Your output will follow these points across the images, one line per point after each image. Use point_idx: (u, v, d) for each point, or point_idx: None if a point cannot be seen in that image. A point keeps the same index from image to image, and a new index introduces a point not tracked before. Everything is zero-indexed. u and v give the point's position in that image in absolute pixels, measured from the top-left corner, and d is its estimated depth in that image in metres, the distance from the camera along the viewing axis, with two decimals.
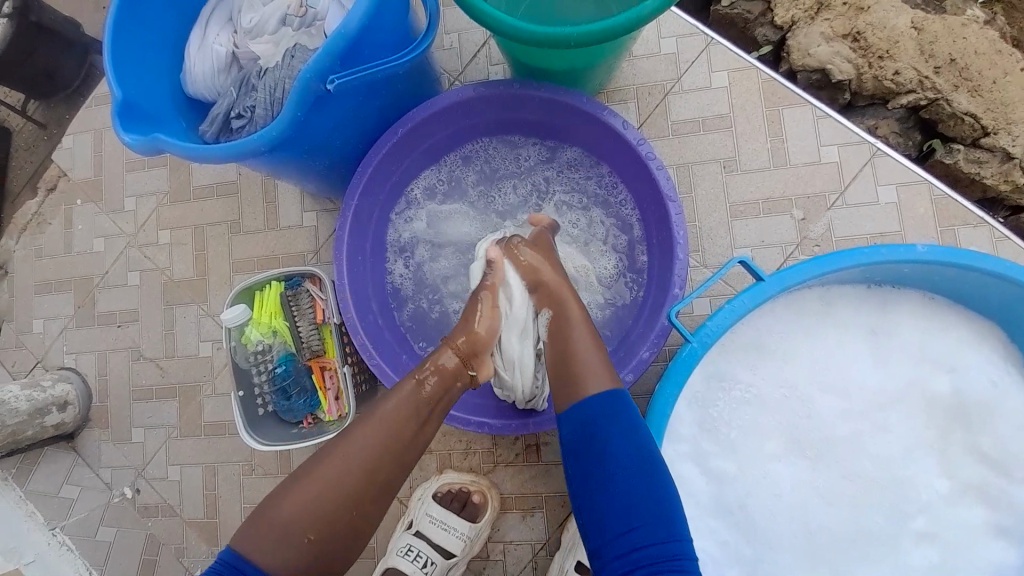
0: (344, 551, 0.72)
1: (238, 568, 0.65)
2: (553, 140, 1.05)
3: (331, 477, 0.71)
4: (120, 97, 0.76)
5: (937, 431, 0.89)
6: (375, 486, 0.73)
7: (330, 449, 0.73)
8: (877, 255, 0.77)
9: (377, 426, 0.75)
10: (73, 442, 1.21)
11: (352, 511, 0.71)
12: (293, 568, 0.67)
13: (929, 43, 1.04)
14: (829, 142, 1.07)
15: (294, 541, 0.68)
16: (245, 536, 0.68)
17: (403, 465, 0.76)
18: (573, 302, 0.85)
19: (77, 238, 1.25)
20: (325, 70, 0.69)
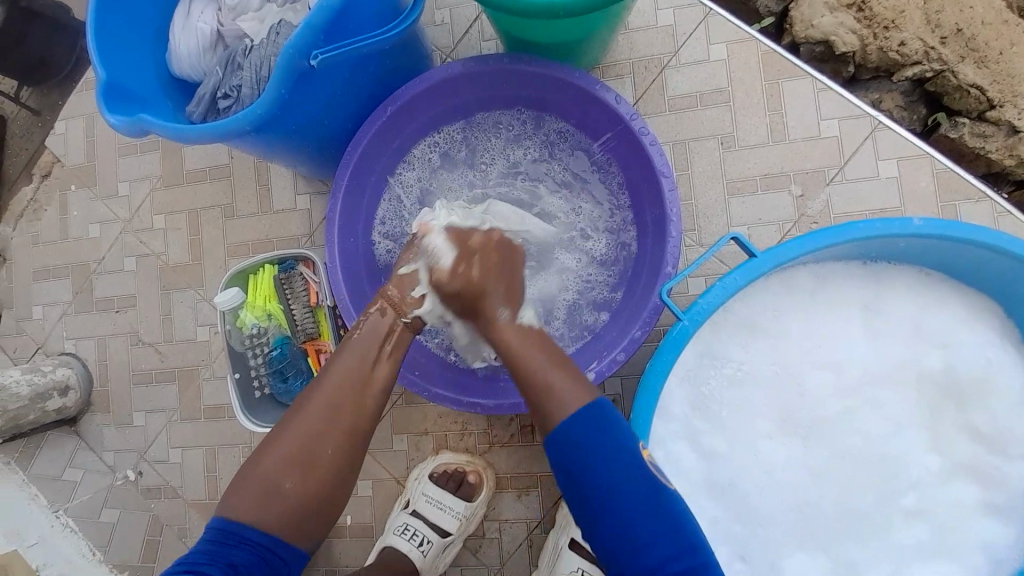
0: (331, 498, 0.71)
1: (238, 533, 0.66)
2: (547, 118, 1.03)
3: (301, 429, 0.71)
4: (104, 78, 0.75)
5: (927, 407, 0.89)
6: (346, 430, 0.72)
7: (297, 404, 0.73)
8: (876, 228, 0.76)
9: (337, 375, 0.75)
10: (76, 426, 1.23)
11: (326, 453, 0.70)
12: (280, 518, 0.67)
13: (936, 12, 1.01)
14: (831, 116, 1.05)
15: (275, 492, 0.68)
16: (229, 499, 0.69)
17: (375, 406, 0.75)
18: (513, 335, 0.78)
19: (72, 224, 1.25)
20: (308, 45, 0.68)
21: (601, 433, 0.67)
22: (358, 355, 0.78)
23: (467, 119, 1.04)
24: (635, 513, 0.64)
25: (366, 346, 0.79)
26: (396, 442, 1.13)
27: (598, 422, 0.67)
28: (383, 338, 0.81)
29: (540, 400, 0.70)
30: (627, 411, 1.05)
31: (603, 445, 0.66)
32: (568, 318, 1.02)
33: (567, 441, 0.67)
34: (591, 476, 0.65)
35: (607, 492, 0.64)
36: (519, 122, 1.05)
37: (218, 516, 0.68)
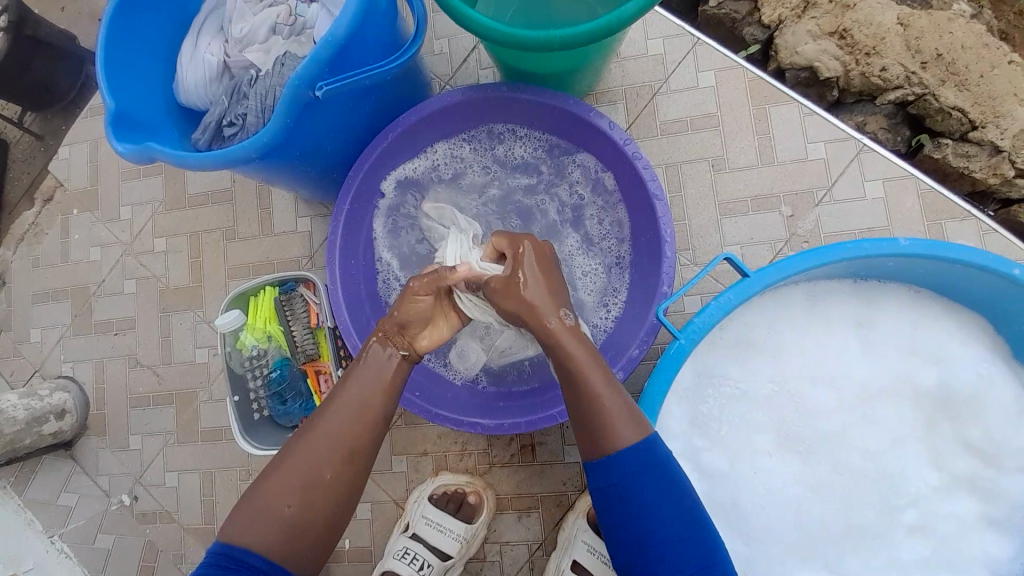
0: (332, 524, 0.72)
1: (241, 557, 0.66)
2: (553, 149, 1.05)
3: (305, 457, 0.71)
4: (113, 107, 0.77)
5: (925, 421, 0.90)
6: (346, 452, 0.72)
7: (301, 431, 0.73)
8: (863, 249, 0.78)
9: (341, 403, 0.75)
10: (71, 450, 1.22)
11: (327, 476, 0.71)
12: (284, 545, 0.68)
13: (916, 39, 1.05)
14: (817, 139, 1.09)
15: (278, 520, 0.68)
16: (232, 522, 0.69)
17: (378, 432, 0.76)
18: (574, 346, 0.74)
19: (73, 247, 1.26)
20: (314, 77, 0.71)
21: (638, 459, 0.68)
22: (359, 383, 0.77)
23: (475, 145, 1.07)
24: (669, 533, 0.66)
25: (371, 371, 0.78)
26: (396, 463, 1.13)
27: (638, 450, 0.68)
28: (386, 359, 0.79)
29: (595, 423, 0.70)
30: None
31: (638, 478, 0.67)
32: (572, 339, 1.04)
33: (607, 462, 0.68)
34: (627, 493, 0.67)
35: (643, 513, 0.66)
36: (519, 147, 1.06)
37: (219, 539, 0.68)
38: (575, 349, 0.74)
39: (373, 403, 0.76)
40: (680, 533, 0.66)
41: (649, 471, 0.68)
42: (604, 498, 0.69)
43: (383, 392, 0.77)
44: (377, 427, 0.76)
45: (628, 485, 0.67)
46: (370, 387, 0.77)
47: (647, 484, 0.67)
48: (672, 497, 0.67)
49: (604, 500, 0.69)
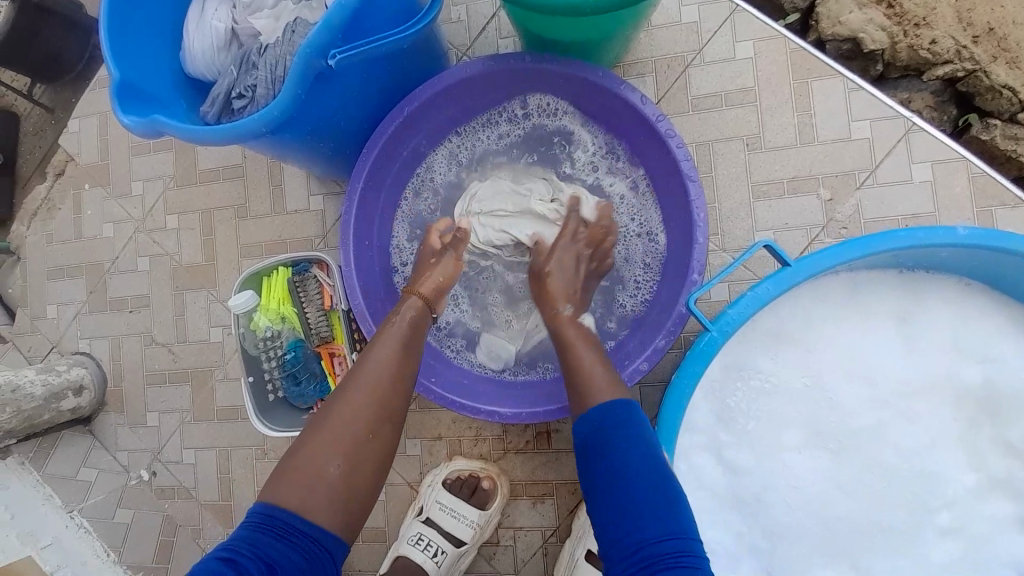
0: (370, 485, 0.70)
1: (283, 524, 0.63)
2: (580, 119, 0.99)
3: (345, 417, 0.70)
4: (119, 78, 0.73)
5: (966, 423, 0.85)
6: (384, 413, 0.72)
7: (338, 393, 0.72)
8: (916, 237, 0.72)
9: (374, 366, 0.75)
10: (90, 427, 1.25)
11: (368, 436, 0.70)
12: (327, 507, 0.65)
13: (968, 11, 0.99)
14: (861, 117, 1.01)
15: (322, 479, 0.66)
16: (273, 484, 0.66)
17: (406, 395, 0.76)
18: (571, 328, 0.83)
19: (86, 223, 1.24)
20: (325, 45, 0.66)
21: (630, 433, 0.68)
22: (388, 345, 0.78)
23: (497, 116, 1.01)
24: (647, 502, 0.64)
25: (397, 334, 0.80)
26: (409, 447, 1.12)
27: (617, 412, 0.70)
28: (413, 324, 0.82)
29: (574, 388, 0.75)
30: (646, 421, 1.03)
31: (623, 438, 0.68)
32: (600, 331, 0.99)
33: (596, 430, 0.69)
34: (606, 445, 0.68)
35: (620, 471, 0.65)
36: (542, 124, 1.01)
37: (258, 503, 0.65)
38: (570, 332, 0.83)
39: (406, 366, 0.77)
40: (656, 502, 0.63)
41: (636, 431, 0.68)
42: (586, 445, 0.70)
43: (410, 355, 0.79)
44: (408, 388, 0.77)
45: (610, 440, 0.68)
46: (400, 350, 0.78)
47: (631, 443, 0.67)
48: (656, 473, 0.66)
49: (586, 451, 0.70)
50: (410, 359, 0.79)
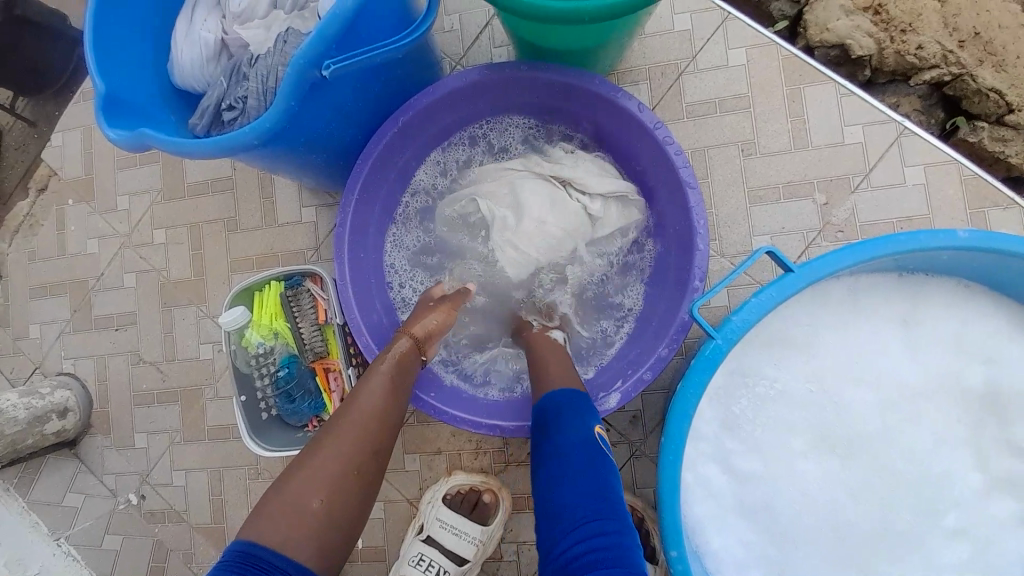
0: (354, 522, 0.68)
1: (249, 558, 0.60)
2: (562, 123, 1.00)
3: (332, 449, 0.69)
4: (103, 90, 0.71)
5: (969, 423, 0.85)
6: (371, 448, 0.71)
7: (327, 429, 0.71)
8: (919, 240, 0.72)
9: (365, 398, 0.75)
10: (76, 449, 1.19)
11: (355, 471, 0.69)
12: (310, 541, 0.63)
13: (953, 15, 1.00)
14: (854, 121, 1.02)
15: (305, 514, 0.64)
16: (255, 517, 0.64)
17: (395, 428, 0.76)
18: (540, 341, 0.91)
19: (70, 240, 1.21)
20: (319, 55, 0.64)
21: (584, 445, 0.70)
22: (377, 379, 0.77)
23: (482, 124, 1.01)
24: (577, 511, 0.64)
25: (387, 368, 0.79)
26: (408, 462, 1.09)
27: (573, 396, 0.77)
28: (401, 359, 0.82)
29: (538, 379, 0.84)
30: (649, 428, 1.04)
31: (570, 416, 0.74)
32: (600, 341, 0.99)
33: (553, 436, 0.72)
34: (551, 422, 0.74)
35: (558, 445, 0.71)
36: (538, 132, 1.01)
37: (237, 537, 0.63)
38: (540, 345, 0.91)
39: (395, 402, 0.77)
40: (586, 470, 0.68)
41: (580, 410, 0.75)
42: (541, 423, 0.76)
43: (400, 386, 0.79)
44: (394, 425, 0.76)
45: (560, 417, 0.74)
46: (388, 385, 0.77)
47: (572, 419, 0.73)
48: (599, 487, 0.66)
49: (540, 428, 0.76)
50: (401, 390, 0.79)
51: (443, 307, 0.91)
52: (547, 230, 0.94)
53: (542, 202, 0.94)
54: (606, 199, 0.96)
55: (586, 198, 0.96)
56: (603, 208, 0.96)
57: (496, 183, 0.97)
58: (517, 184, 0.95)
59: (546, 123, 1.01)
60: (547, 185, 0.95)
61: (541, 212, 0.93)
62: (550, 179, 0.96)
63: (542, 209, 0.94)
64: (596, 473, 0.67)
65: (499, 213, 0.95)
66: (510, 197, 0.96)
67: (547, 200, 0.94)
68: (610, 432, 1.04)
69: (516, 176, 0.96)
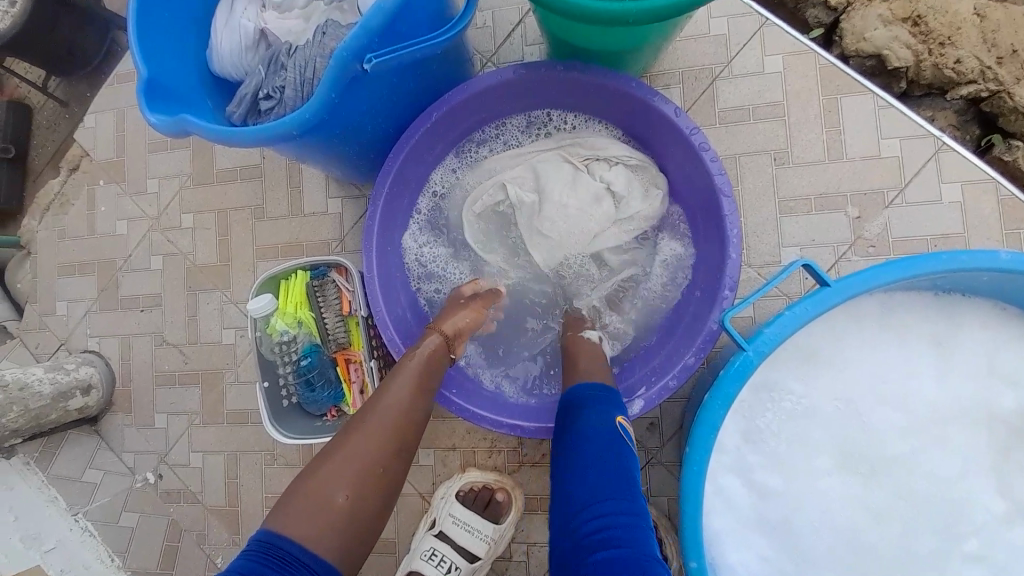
0: (375, 521, 0.68)
1: (279, 552, 0.61)
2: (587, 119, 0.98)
3: (355, 446, 0.69)
4: (146, 75, 0.72)
5: (998, 449, 0.83)
6: (394, 447, 0.71)
7: (352, 426, 0.71)
8: (962, 261, 0.71)
9: (390, 397, 0.75)
10: (97, 426, 1.21)
11: (377, 470, 0.69)
12: (333, 536, 0.63)
13: (991, 32, 0.97)
14: (892, 134, 1.00)
15: (329, 509, 0.64)
16: (279, 508, 0.65)
17: (419, 430, 0.76)
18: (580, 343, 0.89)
19: (99, 220, 1.22)
20: (362, 48, 0.64)
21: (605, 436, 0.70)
22: (401, 379, 0.77)
23: (496, 125, 1.00)
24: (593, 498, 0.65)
25: (412, 368, 0.79)
26: (422, 456, 1.10)
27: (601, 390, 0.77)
28: (426, 361, 0.81)
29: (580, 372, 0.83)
30: (665, 436, 1.03)
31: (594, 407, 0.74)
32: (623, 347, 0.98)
33: (573, 424, 0.73)
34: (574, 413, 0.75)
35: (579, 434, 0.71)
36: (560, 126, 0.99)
37: (264, 528, 0.64)
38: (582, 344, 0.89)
39: (418, 401, 0.76)
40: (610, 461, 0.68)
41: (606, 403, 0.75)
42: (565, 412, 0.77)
43: (426, 389, 0.79)
44: (417, 425, 0.75)
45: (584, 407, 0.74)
46: (412, 385, 0.77)
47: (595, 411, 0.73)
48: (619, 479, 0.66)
49: (564, 416, 0.77)
50: (426, 390, 0.78)
51: (474, 304, 0.91)
52: (579, 225, 0.93)
53: (562, 183, 0.93)
54: (630, 172, 0.94)
55: (609, 174, 0.94)
56: (627, 184, 0.94)
57: (517, 168, 0.96)
58: (537, 166, 0.95)
59: (567, 119, 0.99)
60: (567, 166, 0.94)
61: (562, 193, 0.92)
62: (570, 160, 0.95)
63: (564, 190, 0.93)
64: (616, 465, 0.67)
65: (525, 196, 0.94)
66: (534, 180, 0.95)
67: (570, 180, 0.93)
68: None
69: (535, 158, 0.96)
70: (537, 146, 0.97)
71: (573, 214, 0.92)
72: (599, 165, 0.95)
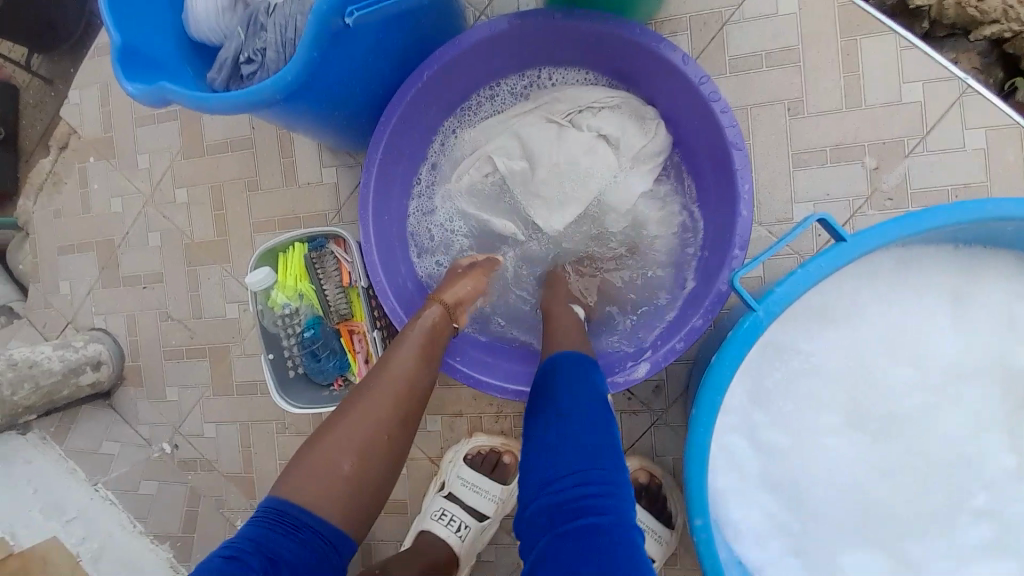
0: (382, 486, 0.69)
1: (289, 517, 0.62)
2: (577, 70, 0.94)
3: (359, 414, 0.69)
4: (120, 42, 0.68)
5: (1010, 404, 0.82)
6: (400, 415, 0.71)
7: (358, 394, 0.71)
8: (987, 210, 0.67)
9: (397, 366, 0.74)
10: (110, 400, 1.24)
11: (383, 437, 0.69)
12: (339, 502, 0.64)
13: None
14: (914, 78, 0.94)
15: (335, 476, 0.65)
16: (286, 476, 0.66)
17: (425, 399, 0.75)
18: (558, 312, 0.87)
19: (93, 197, 1.20)
20: (342, 1, 0.60)
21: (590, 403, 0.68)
22: (406, 348, 0.76)
23: (490, 87, 0.96)
24: (573, 460, 0.63)
25: (415, 338, 0.78)
26: (430, 423, 1.11)
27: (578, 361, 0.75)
28: (429, 332, 0.80)
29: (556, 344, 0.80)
30: (674, 399, 1.03)
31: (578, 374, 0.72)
32: (629, 311, 0.96)
33: (552, 387, 0.71)
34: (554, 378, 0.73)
35: (559, 396, 0.70)
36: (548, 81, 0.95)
37: (272, 494, 0.64)
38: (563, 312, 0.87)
39: (423, 370, 0.76)
40: (592, 423, 0.66)
41: (588, 372, 0.73)
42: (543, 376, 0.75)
43: (432, 359, 0.78)
44: (422, 394, 0.75)
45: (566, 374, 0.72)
46: (415, 354, 0.76)
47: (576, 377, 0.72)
48: (601, 442, 0.65)
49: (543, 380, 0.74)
50: (431, 359, 0.78)
51: (473, 273, 0.90)
52: (568, 177, 0.89)
53: (549, 143, 0.89)
54: (617, 117, 0.90)
55: (596, 121, 0.89)
56: (617, 129, 0.89)
57: (499, 139, 0.92)
58: (521, 131, 0.90)
59: (557, 72, 0.94)
60: (552, 126, 0.90)
61: (551, 151, 0.88)
62: (553, 119, 0.90)
63: (551, 148, 0.89)
64: (600, 430, 0.66)
65: (515, 164, 0.90)
66: (520, 147, 0.91)
67: (555, 137, 0.89)
68: (632, 400, 1.04)
69: (516, 124, 0.92)
70: (518, 108, 0.93)
71: (577, 174, 0.88)
72: (583, 116, 0.90)
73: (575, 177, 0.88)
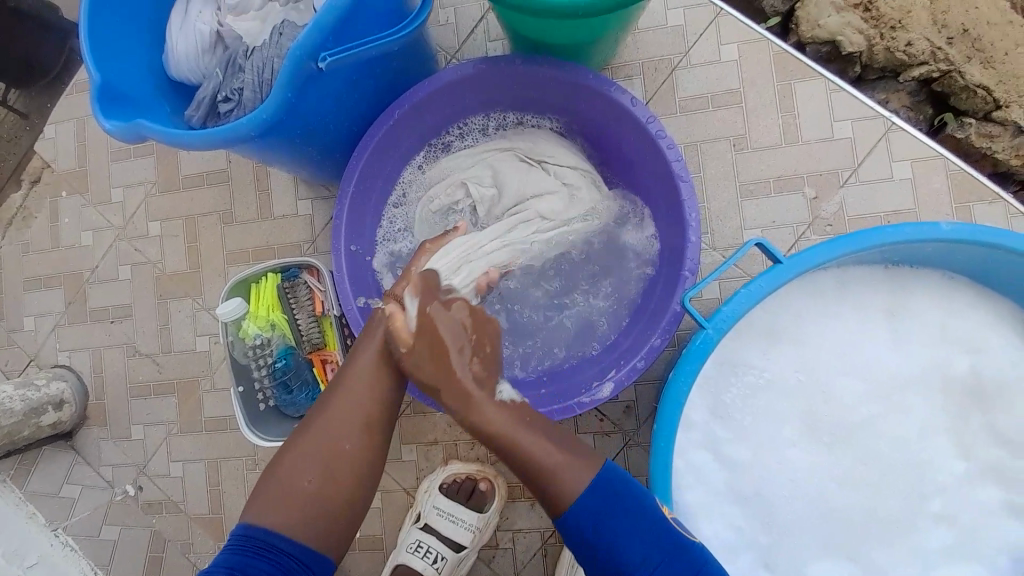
0: (351, 499, 0.71)
1: (261, 539, 0.65)
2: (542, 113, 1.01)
3: (319, 429, 0.72)
4: (100, 81, 0.71)
5: (956, 413, 0.87)
6: (361, 426, 0.73)
7: (318, 410, 0.74)
8: (908, 232, 0.74)
9: (355, 378, 0.76)
10: (72, 441, 1.19)
11: (344, 450, 0.71)
12: (304, 519, 0.67)
13: (942, 12, 1.02)
14: (844, 117, 1.03)
15: (298, 493, 0.68)
16: (253, 501, 0.69)
17: (390, 408, 0.76)
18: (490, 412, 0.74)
19: (63, 232, 1.21)
20: (316, 47, 0.65)
21: (651, 540, 0.67)
22: (361, 359, 0.77)
23: (459, 126, 1.02)
24: None
25: (368, 346, 0.77)
26: (405, 453, 1.11)
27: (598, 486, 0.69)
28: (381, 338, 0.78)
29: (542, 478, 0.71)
30: (643, 418, 1.06)
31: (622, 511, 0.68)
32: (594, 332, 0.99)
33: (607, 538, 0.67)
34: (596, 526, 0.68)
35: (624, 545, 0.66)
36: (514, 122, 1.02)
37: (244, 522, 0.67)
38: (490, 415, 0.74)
39: (382, 379, 0.76)
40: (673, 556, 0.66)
41: (621, 501, 0.69)
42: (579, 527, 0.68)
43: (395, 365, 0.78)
44: (386, 405, 0.76)
45: (608, 517, 0.68)
46: (371, 363, 0.77)
47: (624, 511, 0.68)
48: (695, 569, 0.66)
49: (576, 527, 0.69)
50: (386, 366, 0.77)
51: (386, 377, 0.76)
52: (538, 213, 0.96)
53: (518, 175, 0.97)
54: (580, 165, 0.98)
55: (563, 168, 0.98)
56: (581, 175, 0.98)
57: (474, 168, 0.98)
58: (494, 164, 0.98)
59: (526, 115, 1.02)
60: (521, 163, 0.98)
61: (518, 184, 0.97)
62: (522, 157, 0.99)
63: (519, 182, 0.97)
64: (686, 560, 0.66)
65: (485, 191, 0.97)
66: (493, 176, 0.98)
67: (524, 174, 0.97)
68: (604, 421, 1.06)
69: (491, 157, 0.99)
70: (489, 145, 1.00)
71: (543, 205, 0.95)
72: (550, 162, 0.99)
73: (531, 208, 0.96)
